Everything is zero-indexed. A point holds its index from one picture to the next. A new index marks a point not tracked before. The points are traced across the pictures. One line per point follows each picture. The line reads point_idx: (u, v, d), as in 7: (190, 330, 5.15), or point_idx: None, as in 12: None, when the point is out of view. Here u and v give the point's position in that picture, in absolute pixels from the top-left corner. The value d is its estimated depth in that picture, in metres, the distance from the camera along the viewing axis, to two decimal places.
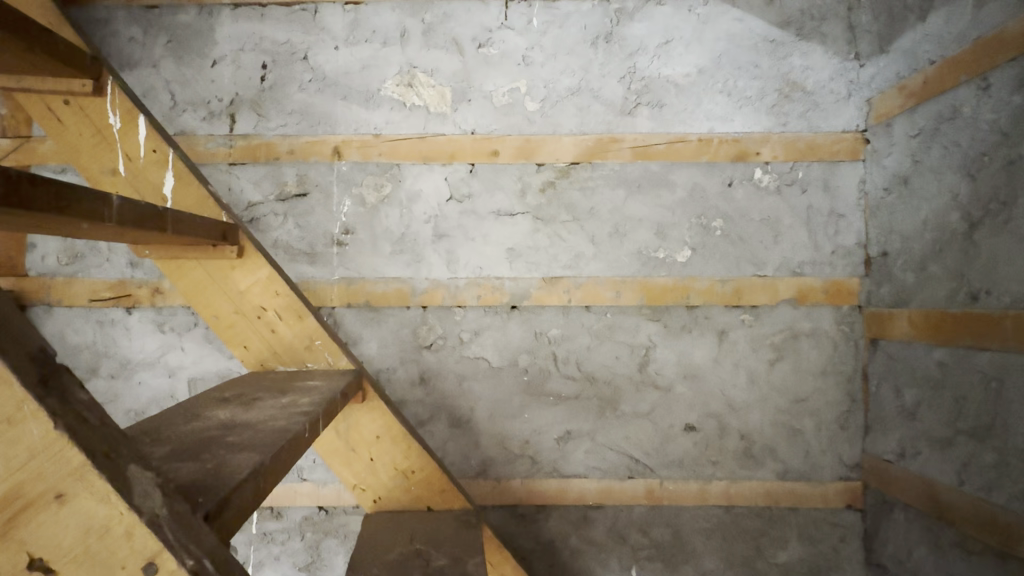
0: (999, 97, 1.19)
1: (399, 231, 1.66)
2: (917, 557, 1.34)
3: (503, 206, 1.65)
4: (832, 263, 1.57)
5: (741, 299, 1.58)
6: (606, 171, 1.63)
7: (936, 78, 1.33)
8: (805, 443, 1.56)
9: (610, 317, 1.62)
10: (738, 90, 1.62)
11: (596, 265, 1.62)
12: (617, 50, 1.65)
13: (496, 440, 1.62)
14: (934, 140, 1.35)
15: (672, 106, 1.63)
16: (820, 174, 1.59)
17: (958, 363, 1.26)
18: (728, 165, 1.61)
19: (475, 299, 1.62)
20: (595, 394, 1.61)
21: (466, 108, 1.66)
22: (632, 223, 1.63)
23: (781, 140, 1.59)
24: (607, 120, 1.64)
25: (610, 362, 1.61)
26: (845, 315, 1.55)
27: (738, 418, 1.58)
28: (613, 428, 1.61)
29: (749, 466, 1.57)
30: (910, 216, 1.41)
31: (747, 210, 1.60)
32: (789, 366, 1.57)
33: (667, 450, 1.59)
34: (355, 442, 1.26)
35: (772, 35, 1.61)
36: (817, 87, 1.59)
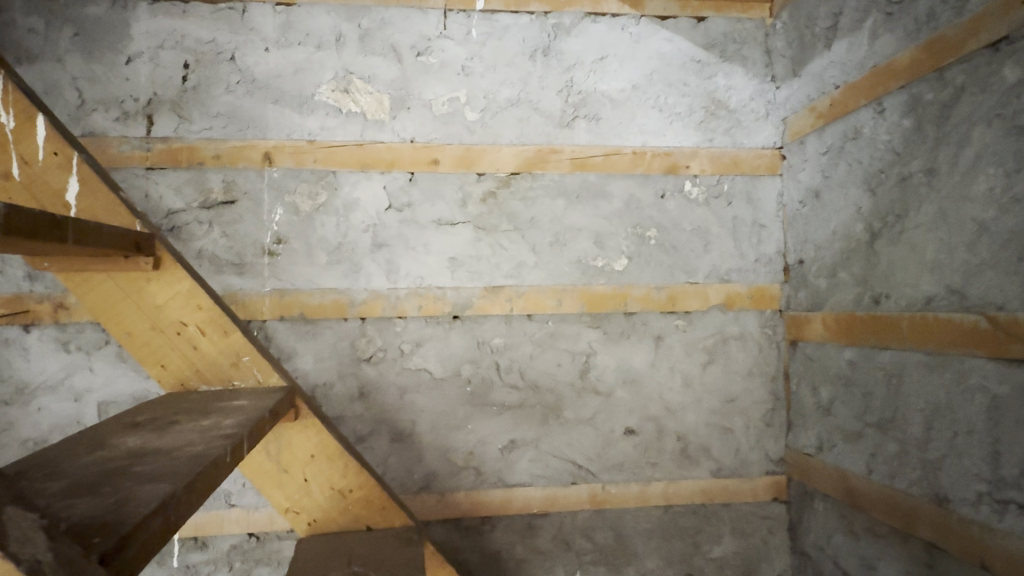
0: (892, 120, 1.30)
1: (336, 240, 1.61)
2: (836, 543, 1.44)
3: (444, 215, 1.64)
4: (756, 270, 1.68)
5: (675, 305, 1.65)
6: (547, 181, 1.66)
7: (841, 101, 1.45)
8: (735, 441, 1.64)
9: (551, 325, 1.64)
10: (669, 106, 1.70)
11: (537, 273, 1.64)
12: (555, 63, 1.69)
13: (440, 453, 1.60)
14: (840, 158, 1.46)
15: (608, 119, 1.69)
16: (743, 188, 1.69)
17: (865, 361, 1.36)
18: (661, 177, 1.68)
19: (416, 309, 1.60)
20: (538, 401, 1.62)
21: (405, 116, 1.64)
22: (572, 233, 1.66)
23: (708, 155, 1.68)
24: (546, 132, 1.67)
25: (552, 369, 1.63)
26: (768, 318, 1.67)
27: (675, 420, 1.64)
28: (556, 435, 1.62)
29: (685, 465, 1.63)
30: (822, 226, 1.52)
31: (678, 220, 1.68)
32: (720, 368, 1.65)
33: (608, 454, 1.63)
34: (287, 463, 1.20)
35: (698, 56, 1.72)
36: (739, 106, 1.71)
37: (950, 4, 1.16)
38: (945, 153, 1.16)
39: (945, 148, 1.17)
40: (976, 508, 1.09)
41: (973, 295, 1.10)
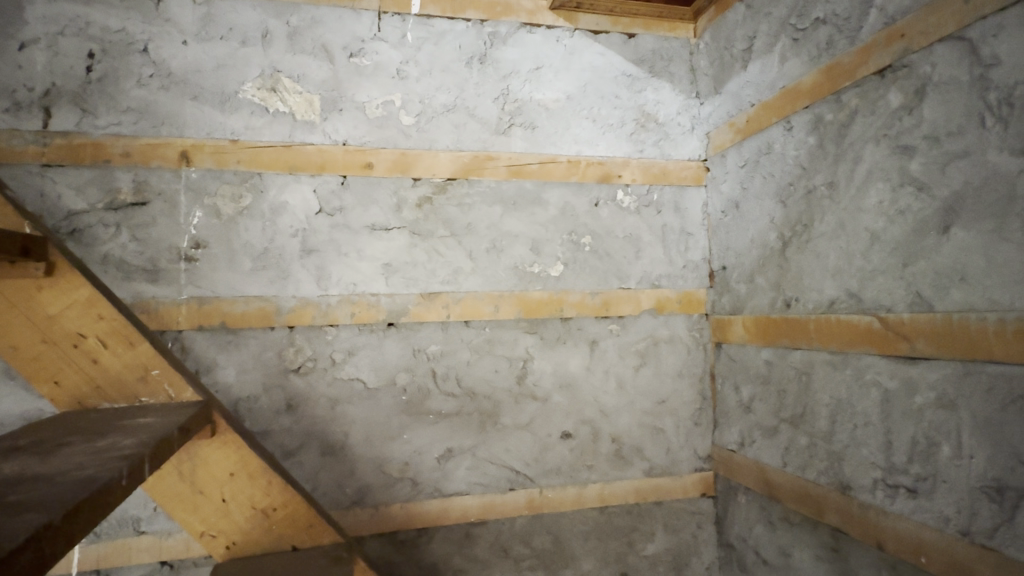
0: (799, 137, 1.40)
1: (261, 246, 1.53)
2: (757, 533, 1.52)
3: (378, 220, 1.60)
4: (684, 276, 1.76)
5: (609, 310, 1.70)
6: (483, 188, 1.66)
7: (756, 118, 1.55)
8: (666, 441, 1.71)
9: (488, 332, 1.64)
10: (602, 117, 1.76)
11: (474, 280, 1.64)
12: (492, 71, 1.70)
13: (374, 465, 1.55)
14: (756, 171, 1.56)
15: (544, 128, 1.72)
16: (672, 197, 1.78)
17: (779, 361, 1.46)
18: (594, 186, 1.73)
19: (348, 317, 1.55)
20: (475, 408, 1.61)
21: (337, 118, 1.59)
22: (509, 239, 1.67)
23: (639, 165, 1.75)
24: (483, 138, 1.68)
25: (489, 376, 1.63)
26: (695, 322, 1.75)
27: (609, 422, 1.68)
28: (494, 442, 1.62)
29: (620, 466, 1.67)
30: (741, 235, 1.62)
31: (612, 227, 1.73)
32: (651, 371, 1.71)
33: (545, 459, 1.64)
34: (201, 484, 1.11)
35: (629, 70, 1.79)
36: (667, 120, 1.80)
37: (845, 34, 1.27)
38: (843, 168, 1.27)
39: (842, 164, 1.27)
40: (873, 493, 1.18)
41: (867, 298, 1.20)
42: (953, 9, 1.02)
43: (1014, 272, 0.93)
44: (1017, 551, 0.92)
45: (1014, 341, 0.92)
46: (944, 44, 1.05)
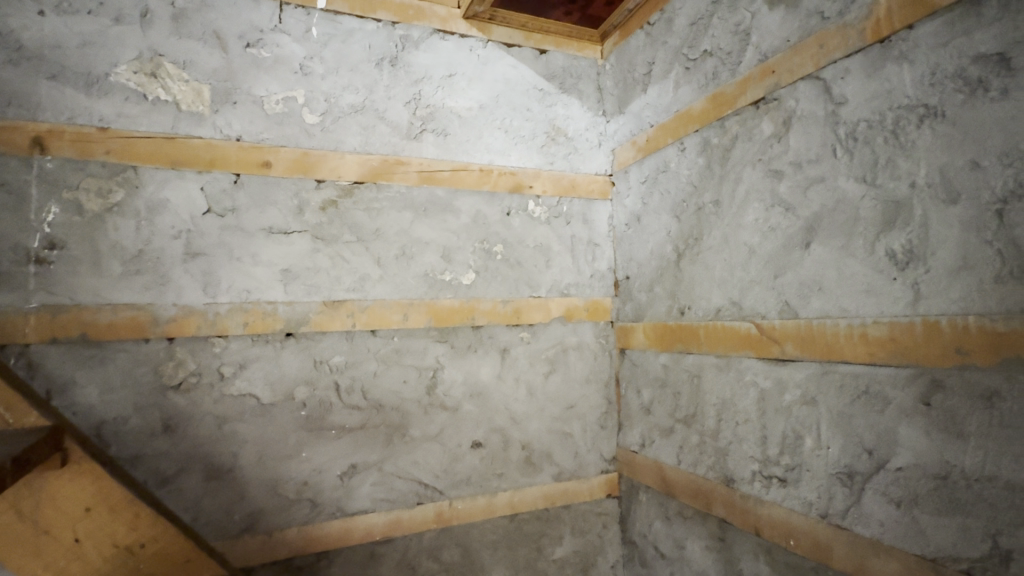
0: (690, 157, 1.52)
1: (134, 247, 1.36)
2: (656, 529, 1.61)
3: (276, 223, 1.49)
4: (591, 285, 1.83)
5: (520, 318, 1.72)
6: (392, 193, 1.62)
7: (655, 138, 1.66)
8: (574, 445, 1.75)
9: (397, 341, 1.59)
10: (514, 129, 1.79)
11: (382, 287, 1.58)
12: (403, 75, 1.67)
13: (267, 487, 1.43)
14: (655, 187, 1.67)
15: (456, 135, 1.71)
16: (580, 209, 1.85)
17: (674, 365, 1.56)
18: (506, 196, 1.75)
19: (240, 327, 1.43)
20: (382, 421, 1.55)
21: (230, 111, 1.47)
22: (419, 246, 1.64)
23: (549, 177, 1.80)
24: (393, 142, 1.63)
25: (397, 387, 1.58)
26: (601, 329, 1.82)
27: (520, 429, 1.69)
28: (402, 455, 1.56)
29: (530, 472, 1.69)
30: (642, 246, 1.72)
31: (523, 237, 1.76)
32: (560, 377, 1.76)
33: (455, 470, 1.61)
34: (47, 522, 0.95)
35: (540, 85, 1.84)
36: (576, 134, 1.87)
37: (728, 66, 1.40)
38: (726, 188, 1.39)
39: (726, 184, 1.40)
40: (752, 484, 1.29)
41: (746, 305, 1.32)
42: (812, 52, 1.17)
43: (859, 282, 1.07)
44: (863, 528, 1.05)
45: (859, 343, 1.06)
46: (805, 83, 1.19)
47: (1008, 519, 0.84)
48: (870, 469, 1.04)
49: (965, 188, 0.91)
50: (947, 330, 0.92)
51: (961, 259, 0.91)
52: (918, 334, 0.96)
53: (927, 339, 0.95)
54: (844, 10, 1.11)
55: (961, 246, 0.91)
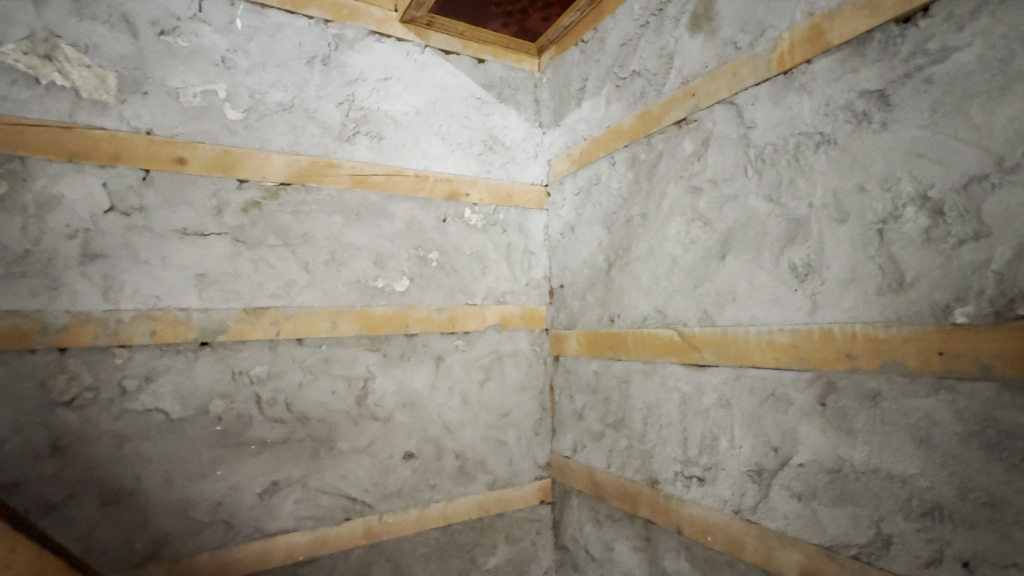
0: (620, 171, 1.59)
1: (19, 247, 1.22)
2: (587, 532, 1.64)
3: (191, 224, 1.39)
4: (527, 293, 1.85)
5: (455, 326, 1.71)
6: (322, 196, 1.56)
7: (588, 151, 1.72)
8: (508, 453, 1.76)
9: (325, 350, 1.52)
10: (451, 136, 1.79)
11: (309, 294, 1.51)
12: (336, 75, 1.62)
13: (175, 510, 1.31)
14: (588, 199, 1.72)
15: (391, 140, 1.68)
16: (516, 218, 1.87)
17: (605, 371, 1.61)
18: (442, 202, 1.74)
19: (147, 336, 1.31)
20: (308, 434, 1.48)
21: (139, 102, 1.36)
22: (350, 251, 1.58)
23: (486, 185, 1.81)
24: (323, 144, 1.58)
25: (325, 398, 1.51)
26: (536, 336, 1.85)
27: (453, 438, 1.67)
28: (329, 469, 1.49)
29: (463, 482, 1.67)
30: (576, 255, 1.76)
31: (459, 244, 1.75)
32: (495, 385, 1.76)
33: (386, 482, 1.56)
34: None
35: (478, 94, 1.85)
36: (513, 144, 1.89)
37: (654, 87, 1.47)
38: (653, 202, 1.46)
39: (652, 198, 1.47)
40: (674, 484, 1.35)
41: (670, 313, 1.39)
42: (727, 78, 1.26)
43: (767, 292, 1.16)
44: (770, 521, 1.12)
45: (767, 349, 1.14)
46: (721, 106, 1.28)
47: (888, 507, 0.93)
48: (776, 466, 1.12)
49: (853, 209, 1.01)
50: (840, 336, 1.01)
51: (850, 272, 1.01)
52: (815, 340, 1.05)
53: (822, 344, 1.04)
54: (754, 42, 1.20)
55: (850, 261, 1.01)
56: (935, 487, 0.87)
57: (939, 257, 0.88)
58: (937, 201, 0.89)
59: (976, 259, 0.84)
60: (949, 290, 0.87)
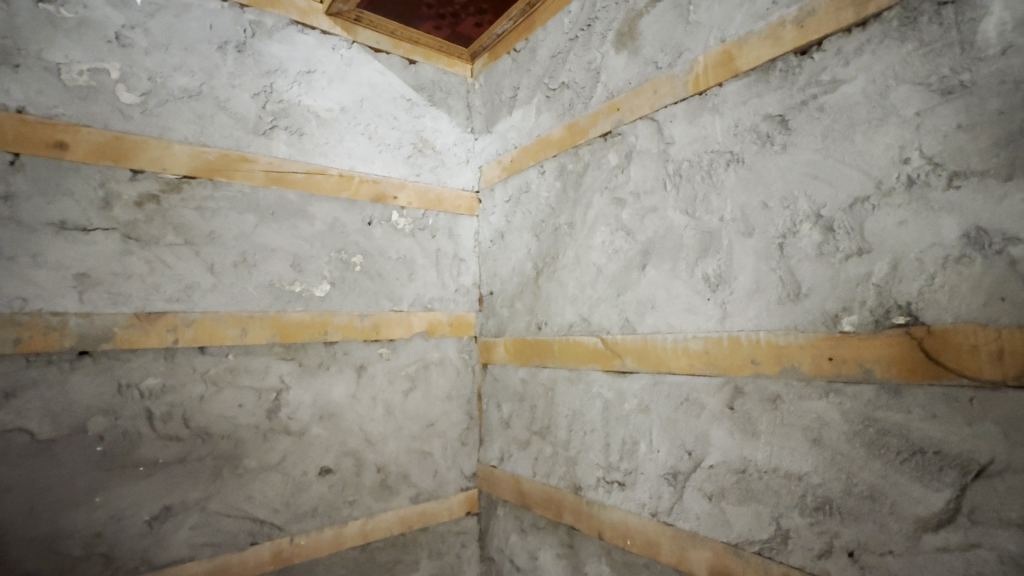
0: (549, 180, 1.61)
1: None
2: (512, 542, 1.62)
3: (71, 217, 1.23)
4: (455, 299, 1.82)
5: (379, 333, 1.64)
6: (232, 192, 1.44)
7: (518, 159, 1.73)
8: (433, 464, 1.70)
9: (231, 359, 1.40)
10: (379, 136, 1.73)
11: (215, 298, 1.39)
12: (252, 63, 1.51)
13: (40, 545, 1.14)
14: (517, 206, 1.73)
15: (313, 136, 1.59)
16: (446, 223, 1.83)
17: (532, 378, 1.61)
18: (368, 204, 1.67)
19: (10, 344, 1.13)
20: (209, 452, 1.34)
21: (9, 76, 1.19)
22: (264, 253, 1.47)
23: (415, 189, 1.77)
24: (236, 136, 1.46)
25: (230, 412, 1.38)
26: (464, 344, 1.82)
27: (375, 451, 1.60)
28: (233, 489, 1.37)
29: (385, 496, 1.60)
30: (505, 262, 1.76)
31: (385, 248, 1.69)
32: (420, 394, 1.70)
33: (299, 501, 1.46)
34: None
35: (408, 95, 1.81)
36: (443, 148, 1.86)
37: (581, 99, 1.51)
38: (579, 211, 1.49)
39: (578, 207, 1.50)
40: (597, 490, 1.37)
41: (594, 321, 1.42)
42: (648, 96, 1.31)
43: (682, 301, 1.21)
44: (684, 522, 1.17)
45: (682, 356, 1.19)
46: (643, 122, 1.33)
47: (786, 503, 1.00)
48: (690, 469, 1.17)
49: (758, 224, 1.08)
50: (746, 344, 1.07)
51: (755, 283, 1.07)
52: (725, 347, 1.11)
53: (731, 351, 1.10)
54: (672, 63, 1.26)
55: (756, 272, 1.08)
56: (825, 483, 0.94)
57: (829, 270, 0.96)
58: (828, 219, 0.98)
59: (859, 273, 0.92)
60: (838, 301, 0.95)
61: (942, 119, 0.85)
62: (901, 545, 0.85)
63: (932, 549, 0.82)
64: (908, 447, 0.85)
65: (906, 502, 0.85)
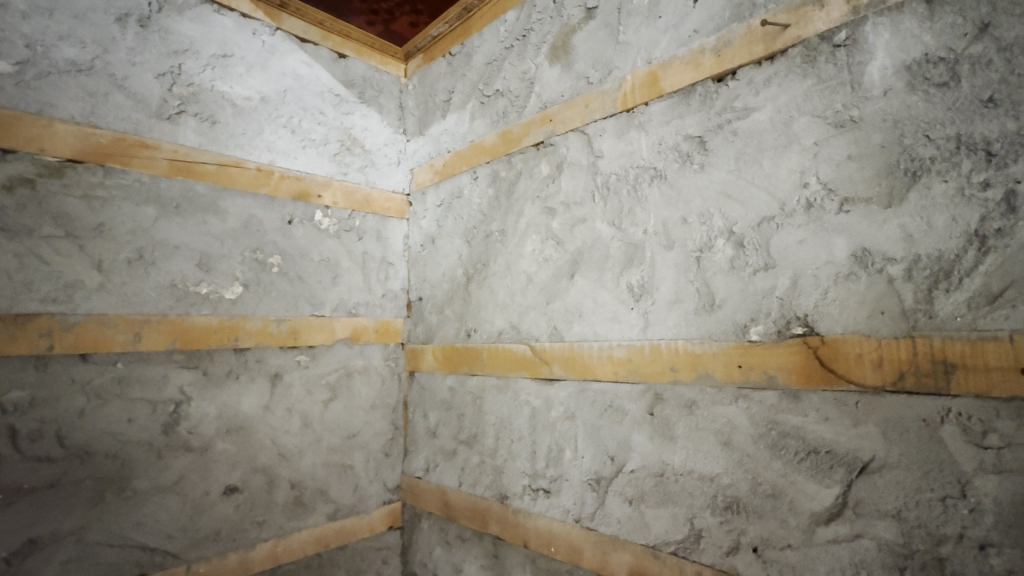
0: (482, 187, 1.60)
1: None
2: (436, 555, 1.58)
3: None
4: (382, 305, 1.75)
5: (297, 340, 1.53)
6: (128, 181, 1.29)
7: (451, 163, 1.70)
8: (354, 478, 1.62)
9: (120, 368, 1.24)
10: (303, 130, 1.63)
11: (103, 299, 1.23)
12: (157, 41, 1.37)
13: None
14: (449, 211, 1.70)
15: (227, 125, 1.47)
16: (374, 225, 1.77)
17: (460, 386, 1.58)
18: (288, 202, 1.57)
19: None
20: (89, 474, 1.18)
21: None
22: (165, 250, 1.33)
23: (341, 188, 1.69)
24: (135, 119, 1.31)
25: (118, 427, 1.23)
26: (391, 351, 1.75)
27: (289, 466, 1.49)
28: (117, 515, 1.21)
29: (299, 514, 1.49)
30: (435, 268, 1.72)
31: (306, 249, 1.59)
32: (342, 404, 1.62)
33: (199, 524, 1.32)
34: None
35: (337, 90, 1.73)
36: (373, 148, 1.80)
37: (516, 108, 1.52)
38: (511, 219, 1.50)
39: (510, 215, 1.50)
40: (522, 498, 1.37)
41: (523, 328, 1.42)
42: (579, 109, 1.34)
43: (608, 310, 1.24)
44: (606, 527, 1.19)
45: (607, 363, 1.22)
46: (574, 134, 1.36)
47: (699, 504, 1.05)
48: (612, 474, 1.20)
49: (678, 238, 1.14)
50: (665, 351, 1.12)
51: (675, 294, 1.13)
52: (646, 355, 1.15)
53: (652, 358, 1.14)
54: (603, 79, 1.31)
55: (675, 284, 1.13)
56: (734, 483, 1.00)
57: (740, 284, 1.03)
58: (739, 236, 1.05)
59: (765, 287, 1.00)
60: (746, 312, 1.02)
61: (836, 150, 0.94)
62: (797, 539, 0.92)
63: (823, 541, 0.89)
64: (805, 448, 0.93)
65: (803, 499, 0.92)
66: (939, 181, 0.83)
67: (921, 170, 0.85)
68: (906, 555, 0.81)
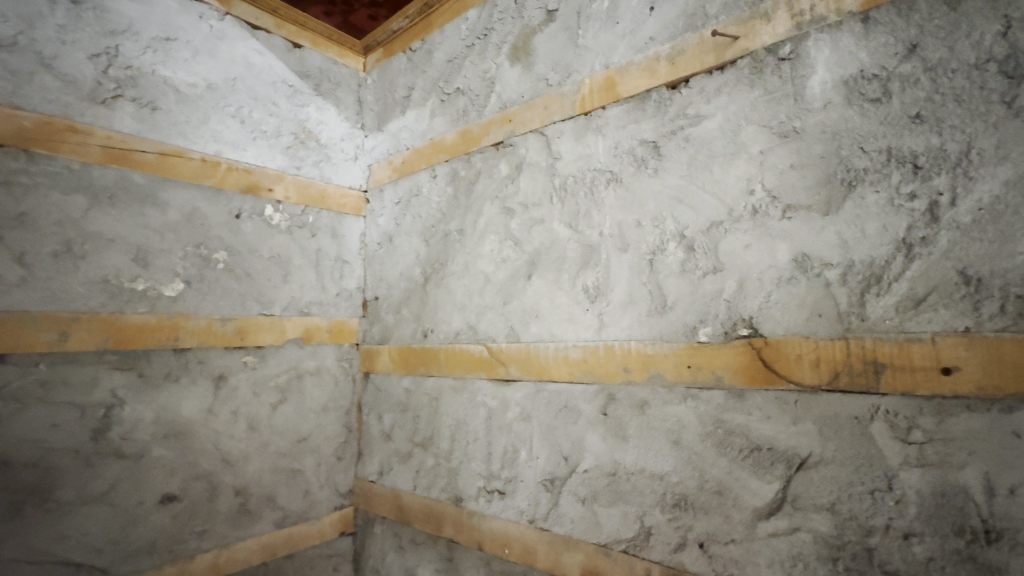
0: (440, 185, 1.58)
1: None
2: (389, 561, 1.54)
3: None
4: (336, 304, 1.70)
5: (243, 339, 1.47)
6: (55, 168, 1.20)
7: (410, 160, 1.67)
8: (304, 483, 1.56)
9: (43, 370, 1.15)
10: (253, 121, 1.56)
11: (24, 295, 1.14)
12: (91, 19, 1.28)
13: None
14: (408, 209, 1.67)
15: (169, 112, 1.39)
16: (329, 222, 1.71)
17: (416, 388, 1.55)
18: (236, 196, 1.50)
19: None
20: (4, 485, 1.09)
21: None
22: (96, 242, 1.24)
23: (294, 182, 1.63)
24: (64, 102, 1.22)
25: (39, 434, 1.14)
26: (344, 352, 1.70)
27: (233, 472, 1.42)
28: (37, 530, 1.12)
29: (244, 523, 1.42)
30: (392, 267, 1.69)
31: (255, 245, 1.53)
32: (291, 407, 1.56)
33: (131, 536, 1.24)
34: None
35: (291, 81, 1.67)
36: (329, 142, 1.74)
37: (476, 106, 1.51)
38: (469, 218, 1.48)
39: (469, 214, 1.49)
40: (477, 500, 1.35)
41: (480, 329, 1.41)
42: (539, 110, 1.35)
43: (564, 312, 1.25)
44: (559, 526, 1.20)
45: (562, 364, 1.23)
46: (533, 136, 1.36)
47: (649, 502, 1.07)
48: (566, 474, 1.21)
49: (632, 240, 1.16)
50: (619, 352, 1.14)
51: (628, 295, 1.15)
52: (601, 356, 1.16)
53: (606, 359, 1.16)
54: (562, 82, 1.32)
55: (629, 285, 1.15)
56: (683, 481, 1.03)
57: (690, 286, 1.06)
58: (690, 239, 1.07)
59: (714, 289, 1.03)
60: (696, 314, 1.05)
61: (780, 159, 0.98)
62: (740, 533, 0.95)
63: (764, 535, 0.93)
64: (748, 445, 0.96)
65: (746, 495, 0.95)
66: (871, 191, 0.88)
67: (856, 180, 0.89)
68: (839, 546, 0.85)
